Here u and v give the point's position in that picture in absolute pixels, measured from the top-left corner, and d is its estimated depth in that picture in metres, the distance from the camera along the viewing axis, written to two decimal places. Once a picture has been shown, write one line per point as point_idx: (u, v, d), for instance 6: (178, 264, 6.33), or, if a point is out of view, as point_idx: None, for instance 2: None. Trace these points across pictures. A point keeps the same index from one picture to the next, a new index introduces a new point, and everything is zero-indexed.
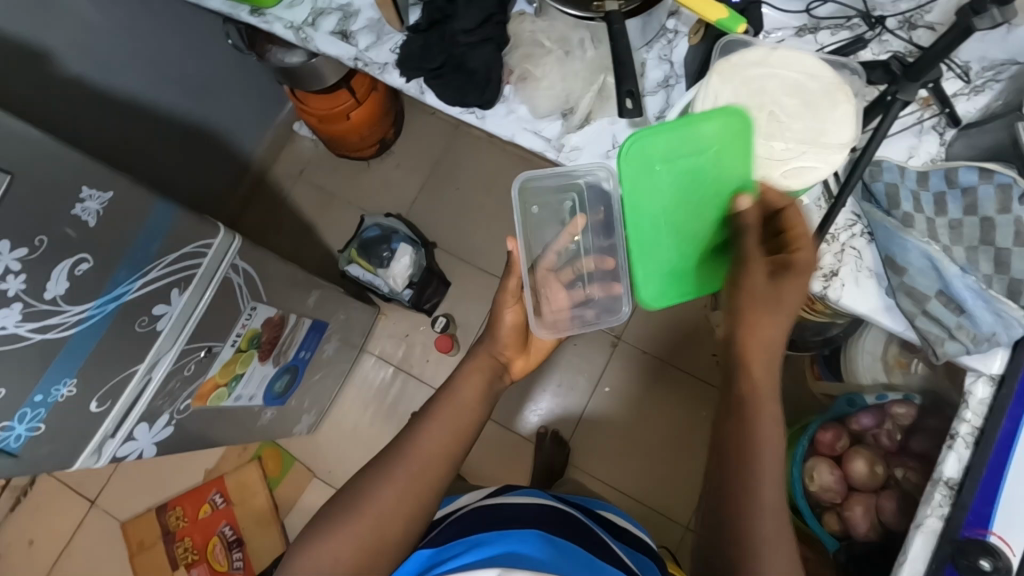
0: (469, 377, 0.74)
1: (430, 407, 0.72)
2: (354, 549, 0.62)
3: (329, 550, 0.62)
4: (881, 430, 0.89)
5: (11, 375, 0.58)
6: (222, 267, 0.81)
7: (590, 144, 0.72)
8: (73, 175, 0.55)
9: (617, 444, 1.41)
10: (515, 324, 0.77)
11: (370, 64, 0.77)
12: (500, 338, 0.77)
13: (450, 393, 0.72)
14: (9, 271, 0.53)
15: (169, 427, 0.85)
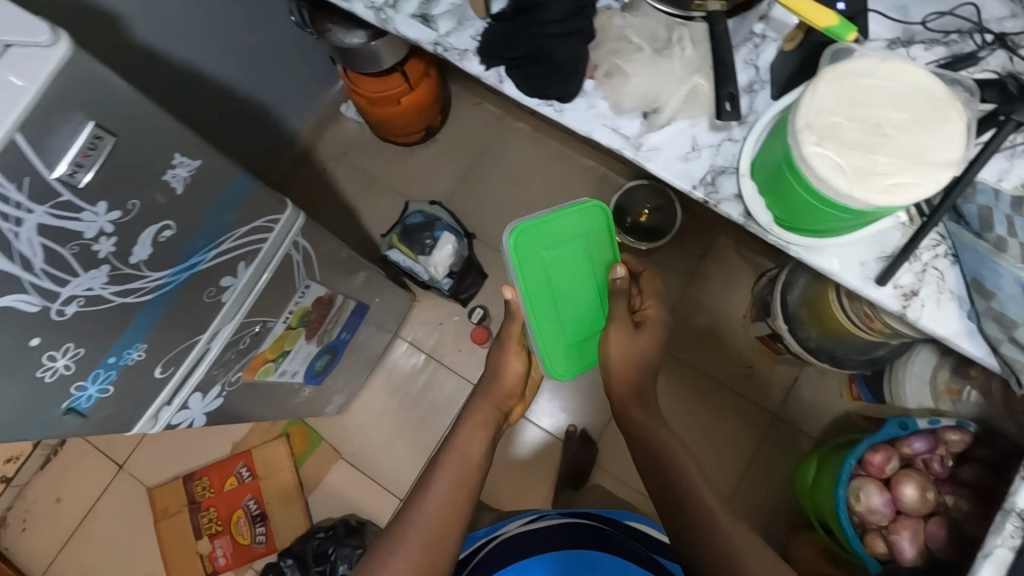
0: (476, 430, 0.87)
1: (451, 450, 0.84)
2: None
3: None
4: (934, 456, 0.87)
5: (92, 337, 0.58)
6: (286, 242, 0.81)
7: (668, 144, 0.70)
8: (171, 142, 0.55)
9: None
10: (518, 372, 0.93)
11: (449, 50, 0.76)
12: (503, 388, 0.93)
13: (469, 437, 0.85)
14: (103, 233, 0.52)
15: (220, 398, 0.86)
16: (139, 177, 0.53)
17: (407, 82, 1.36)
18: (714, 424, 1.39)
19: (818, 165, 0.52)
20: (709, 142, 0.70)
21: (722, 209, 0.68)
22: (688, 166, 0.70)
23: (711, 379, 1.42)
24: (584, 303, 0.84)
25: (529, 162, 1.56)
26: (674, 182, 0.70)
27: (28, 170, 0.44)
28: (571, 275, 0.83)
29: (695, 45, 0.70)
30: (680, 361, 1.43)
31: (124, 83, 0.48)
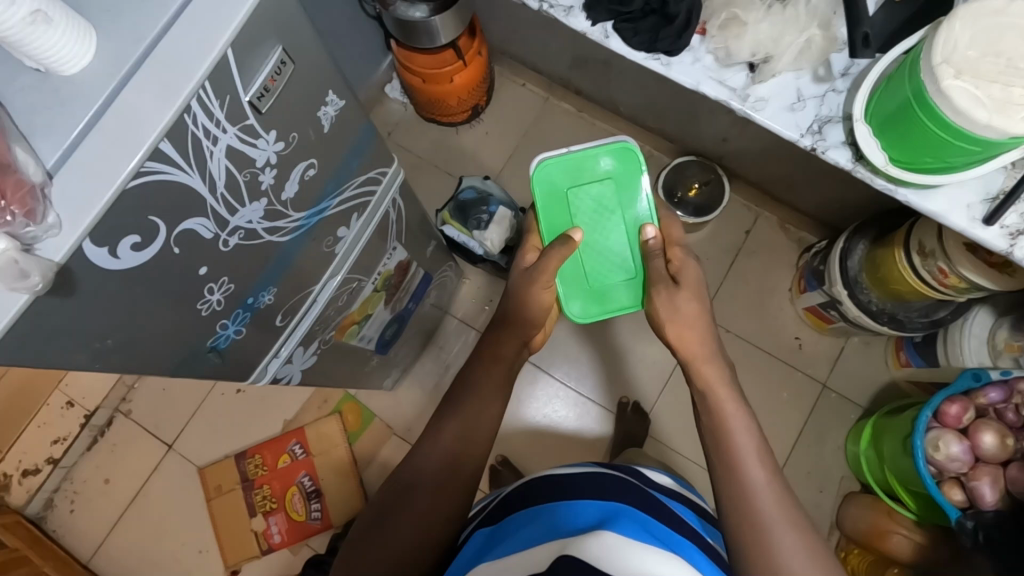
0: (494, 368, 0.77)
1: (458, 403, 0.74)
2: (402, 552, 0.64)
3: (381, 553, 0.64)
4: (1009, 405, 0.91)
5: (241, 273, 0.58)
6: (387, 199, 0.81)
7: (775, 96, 0.73)
8: (327, 81, 0.56)
9: None
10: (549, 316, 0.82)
11: (554, 7, 0.77)
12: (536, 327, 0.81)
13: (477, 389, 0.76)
14: (268, 163, 0.53)
15: (315, 355, 0.87)
16: (302, 111, 0.54)
17: (459, 58, 1.37)
18: (761, 395, 1.43)
19: (957, 99, 0.55)
20: (814, 93, 0.73)
21: (829, 156, 0.71)
22: (795, 115, 0.73)
23: (757, 351, 1.45)
24: (613, 257, 0.83)
25: (575, 141, 1.59)
26: (780, 131, 0.73)
27: (230, 88, 0.45)
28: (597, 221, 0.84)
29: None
30: (728, 334, 1.46)
31: (307, 13, 0.49)
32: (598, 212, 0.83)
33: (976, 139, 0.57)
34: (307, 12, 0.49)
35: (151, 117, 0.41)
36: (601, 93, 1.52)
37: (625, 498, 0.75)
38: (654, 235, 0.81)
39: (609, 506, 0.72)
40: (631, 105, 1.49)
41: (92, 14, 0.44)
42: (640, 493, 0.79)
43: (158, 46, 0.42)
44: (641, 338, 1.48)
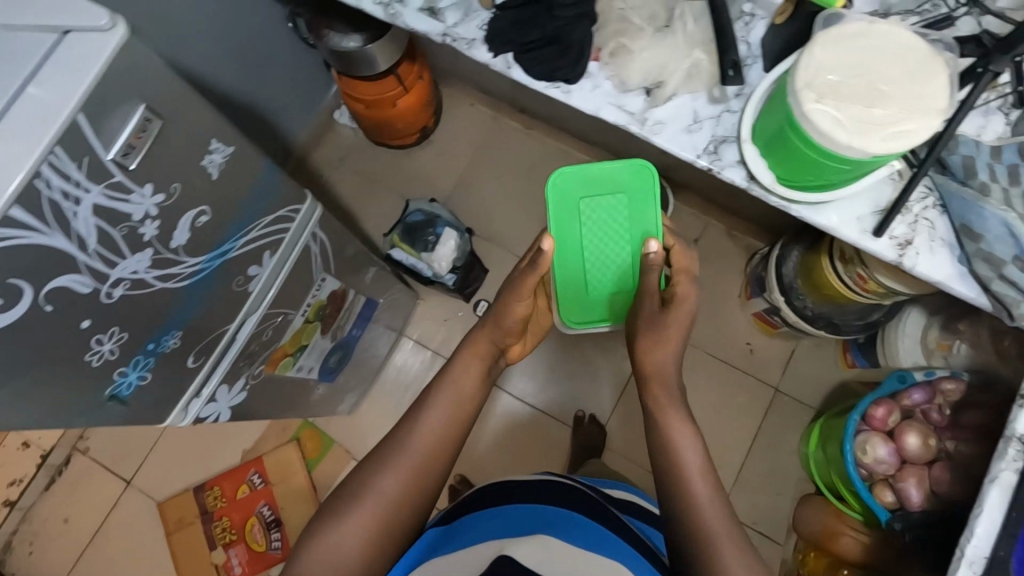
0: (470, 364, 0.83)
1: (433, 395, 0.80)
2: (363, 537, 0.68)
3: (342, 535, 0.68)
4: (932, 405, 0.93)
5: (134, 321, 0.59)
6: (305, 234, 0.83)
7: (673, 118, 0.75)
8: (209, 129, 0.57)
9: None
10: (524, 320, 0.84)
11: (458, 40, 0.79)
12: (505, 328, 0.85)
13: (453, 380, 0.82)
14: (148, 215, 0.54)
15: (244, 391, 0.87)
16: (181, 162, 0.56)
17: (401, 83, 1.39)
18: (714, 400, 1.44)
19: (820, 124, 0.57)
20: (709, 114, 0.75)
21: (725, 175, 0.73)
22: (691, 136, 0.75)
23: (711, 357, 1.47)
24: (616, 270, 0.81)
25: (523, 159, 1.61)
26: (679, 152, 0.75)
27: (87, 150, 0.46)
28: (602, 234, 0.80)
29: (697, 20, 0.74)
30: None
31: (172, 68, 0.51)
32: (608, 226, 0.80)
33: (842, 164, 0.60)
34: (171, 69, 0.50)
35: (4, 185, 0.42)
36: (546, 110, 1.54)
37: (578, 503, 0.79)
38: (656, 250, 0.76)
39: (561, 512, 0.76)
40: (575, 120, 1.51)
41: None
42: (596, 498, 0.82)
43: (11, 115, 0.44)
44: (598, 349, 1.50)
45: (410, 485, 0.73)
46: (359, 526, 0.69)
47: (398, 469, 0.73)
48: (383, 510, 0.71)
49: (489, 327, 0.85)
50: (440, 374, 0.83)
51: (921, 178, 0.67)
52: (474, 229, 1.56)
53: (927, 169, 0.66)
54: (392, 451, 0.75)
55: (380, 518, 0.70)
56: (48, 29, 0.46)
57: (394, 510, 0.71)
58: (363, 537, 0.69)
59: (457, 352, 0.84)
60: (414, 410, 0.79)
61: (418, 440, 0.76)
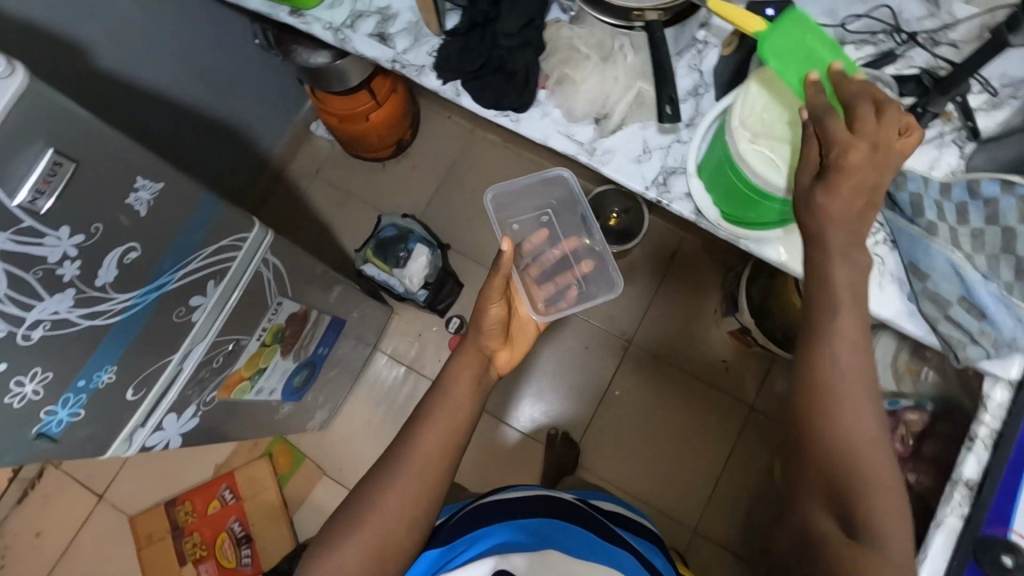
0: (463, 373, 0.79)
1: (426, 408, 0.77)
2: (362, 554, 0.67)
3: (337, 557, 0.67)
4: (895, 436, 0.91)
5: (58, 361, 0.58)
6: (255, 261, 0.82)
7: (622, 148, 0.74)
8: (133, 167, 0.57)
9: (642, 442, 1.43)
10: (499, 318, 0.80)
11: (407, 66, 0.78)
12: (485, 331, 0.81)
13: (445, 389, 0.78)
14: (66, 257, 0.53)
15: (195, 418, 0.86)
16: (101, 201, 0.55)
17: (374, 98, 1.38)
18: (687, 417, 1.43)
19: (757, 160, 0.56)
20: (658, 144, 0.73)
21: (674, 208, 0.71)
22: (641, 167, 0.73)
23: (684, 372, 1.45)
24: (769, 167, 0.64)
25: (500, 172, 1.60)
26: (628, 183, 0.73)
27: None
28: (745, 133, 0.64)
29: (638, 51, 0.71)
30: (653, 356, 1.46)
31: (82, 109, 0.50)
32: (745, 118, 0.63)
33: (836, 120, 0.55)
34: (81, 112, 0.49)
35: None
36: None
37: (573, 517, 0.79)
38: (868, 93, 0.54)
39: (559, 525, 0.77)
40: None
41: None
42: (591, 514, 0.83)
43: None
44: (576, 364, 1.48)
45: (416, 500, 0.71)
46: (364, 543, 0.67)
47: (408, 480, 0.71)
48: (395, 527, 0.69)
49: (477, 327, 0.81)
50: (434, 385, 0.80)
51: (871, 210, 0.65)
52: (450, 244, 1.55)
53: (874, 204, 0.64)
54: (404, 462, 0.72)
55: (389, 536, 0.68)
56: None
57: (402, 527, 0.69)
58: (373, 556, 0.67)
59: (455, 362, 0.80)
60: (426, 418, 0.76)
61: (431, 453, 0.73)
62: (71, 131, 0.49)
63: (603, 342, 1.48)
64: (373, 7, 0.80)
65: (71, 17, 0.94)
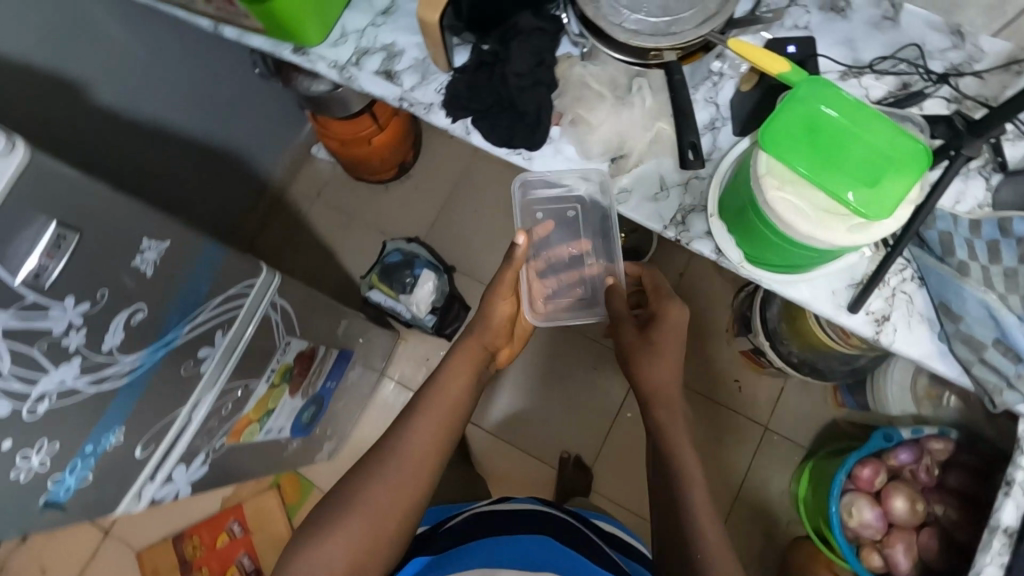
0: (458, 378, 0.77)
1: (420, 402, 0.75)
2: (348, 553, 0.61)
3: (324, 552, 0.61)
4: (919, 465, 0.89)
5: (65, 430, 0.56)
6: (262, 305, 0.79)
7: (638, 186, 0.71)
8: (136, 229, 0.54)
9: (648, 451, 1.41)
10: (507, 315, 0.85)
11: (415, 104, 0.76)
12: (492, 330, 0.84)
13: (442, 384, 0.76)
14: (72, 326, 0.51)
15: (205, 466, 0.84)
16: (106, 267, 0.53)
17: (375, 122, 1.36)
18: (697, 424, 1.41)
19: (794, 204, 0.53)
20: (675, 181, 0.71)
21: (694, 246, 0.70)
22: (658, 206, 0.71)
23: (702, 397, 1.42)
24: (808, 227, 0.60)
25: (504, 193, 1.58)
26: (646, 222, 0.71)
27: None
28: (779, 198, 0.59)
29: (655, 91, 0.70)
30: None
31: (83, 176, 0.48)
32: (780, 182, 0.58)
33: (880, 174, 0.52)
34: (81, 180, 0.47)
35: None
36: None
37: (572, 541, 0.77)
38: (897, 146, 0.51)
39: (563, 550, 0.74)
40: None
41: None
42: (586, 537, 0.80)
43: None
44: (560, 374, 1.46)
45: (401, 504, 0.66)
46: (339, 545, 0.61)
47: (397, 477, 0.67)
48: (382, 528, 0.64)
49: (483, 323, 0.84)
50: (430, 380, 0.78)
51: (899, 252, 0.64)
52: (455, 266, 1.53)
53: (903, 247, 0.62)
54: (387, 461, 0.68)
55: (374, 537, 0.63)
56: None
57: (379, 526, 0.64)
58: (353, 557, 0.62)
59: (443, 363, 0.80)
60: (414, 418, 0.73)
61: (423, 458, 0.70)
62: (72, 200, 0.47)
63: (613, 363, 1.46)
64: (378, 44, 0.78)
65: (66, 56, 0.91)
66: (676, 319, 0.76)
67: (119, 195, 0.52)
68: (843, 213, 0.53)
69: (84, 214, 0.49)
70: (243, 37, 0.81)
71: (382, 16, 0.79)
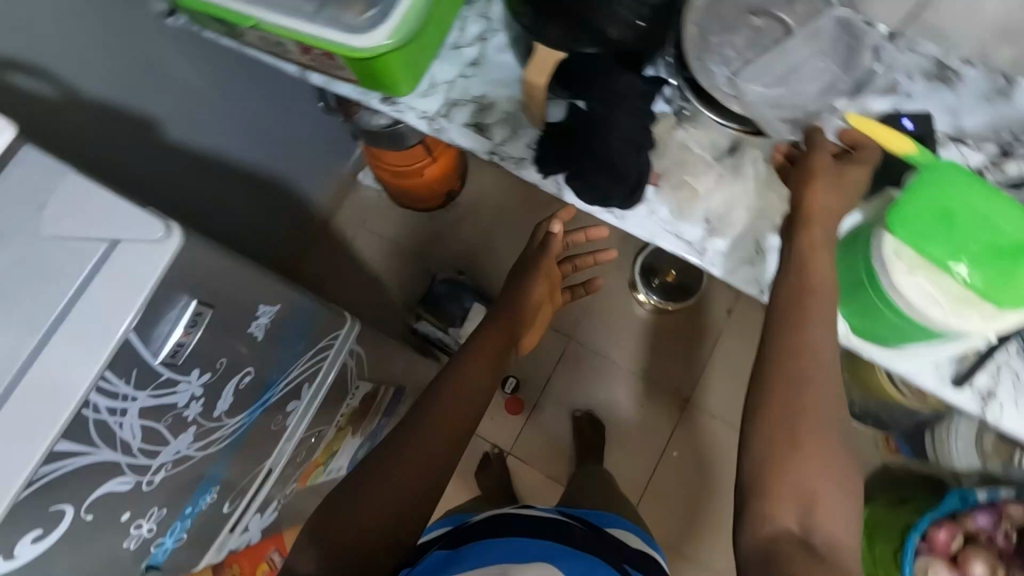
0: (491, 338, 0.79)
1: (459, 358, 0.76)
2: (384, 511, 0.63)
3: (366, 509, 0.63)
4: (998, 530, 0.88)
5: (172, 497, 0.55)
6: (343, 354, 0.79)
7: (734, 249, 0.70)
8: (253, 298, 0.54)
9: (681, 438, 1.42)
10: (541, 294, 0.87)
11: (506, 159, 0.76)
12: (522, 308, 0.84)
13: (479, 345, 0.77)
14: (193, 397, 0.51)
15: (276, 511, 0.83)
16: (226, 338, 0.52)
17: (430, 153, 1.36)
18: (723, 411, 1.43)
19: (923, 286, 0.53)
20: (774, 242, 0.69)
21: None
22: (756, 269, 0.70)
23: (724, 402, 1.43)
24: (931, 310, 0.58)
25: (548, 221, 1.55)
26: (741, 286, 0.70)
27: (136, 362, 0.43)
28: None
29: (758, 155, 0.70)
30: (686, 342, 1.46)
31: (213, 252, 0.47)
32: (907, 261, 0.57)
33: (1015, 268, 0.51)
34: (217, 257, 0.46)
35: (48, 417, 0.39)
36: None
37: (582, 546, 0.73)
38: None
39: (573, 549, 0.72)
40: None
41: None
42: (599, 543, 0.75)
43: (55, 339, 0.40)
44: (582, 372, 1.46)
45: (390, 513, 0.63)
46: (379, 509, 0.63)
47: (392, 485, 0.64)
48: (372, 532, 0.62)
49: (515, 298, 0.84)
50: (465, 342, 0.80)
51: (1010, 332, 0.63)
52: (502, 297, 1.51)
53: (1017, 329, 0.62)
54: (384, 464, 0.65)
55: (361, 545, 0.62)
56: (89, 238, 0.41)
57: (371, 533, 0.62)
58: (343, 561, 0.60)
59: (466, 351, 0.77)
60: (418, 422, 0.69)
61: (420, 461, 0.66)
62: (207, 279, 0.47)
63: (659, 399, 1.44)
64: (468, 96, 0.78)
65: (141, 94, 0.91)
66: (864, 175, 0.58)
67: (243, 268, 0.51)
68: (978, 301, 0.52)
69: (217, 289, 0.48)
70: (331, 84, 0.81)
71: (472, 67, 0.79)
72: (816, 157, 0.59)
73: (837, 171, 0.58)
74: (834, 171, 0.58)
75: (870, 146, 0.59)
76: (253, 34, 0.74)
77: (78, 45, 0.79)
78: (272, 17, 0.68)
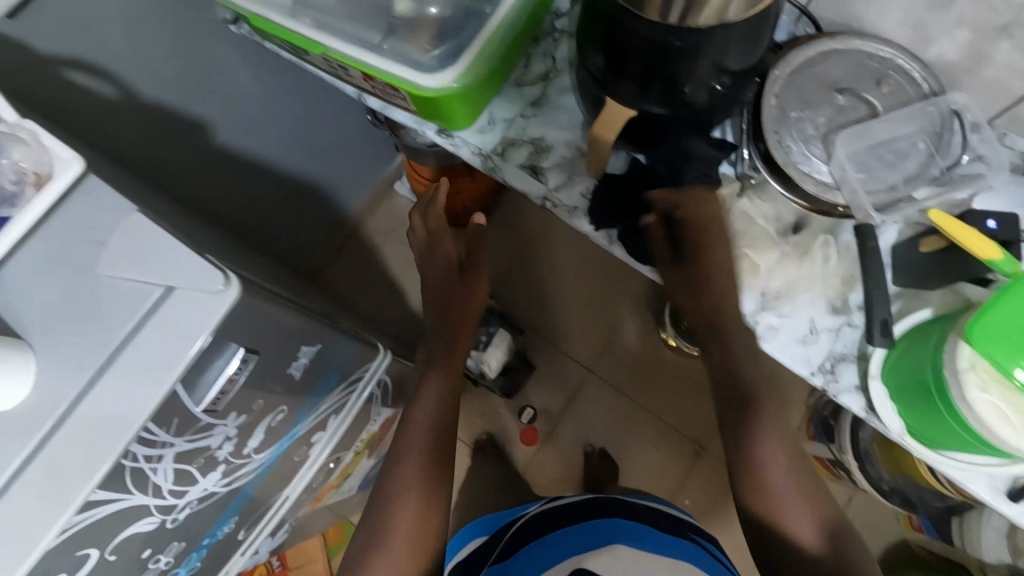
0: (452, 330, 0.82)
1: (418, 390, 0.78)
2: (407, 538, 0.69)
3: (392, 550, 0.68)
4: None
5: (191, 532, 0.54)
6: (370, 385, 0.77)
7: (788, 326, 0.67)
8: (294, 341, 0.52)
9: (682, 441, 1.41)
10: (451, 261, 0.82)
11: (559, 205, 0.74)
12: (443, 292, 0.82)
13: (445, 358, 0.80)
14: (227, 437, 0.50)
15: (286, 533, 0.82)
16: (263, 381, 0.50)
17: (470, 173, 1.34)
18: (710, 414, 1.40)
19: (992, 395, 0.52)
20: (827, 324, 0.66)
21: (841, 400, 0.66)
22: (807, 349, 0.66)
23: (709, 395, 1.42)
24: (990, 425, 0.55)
25: (579, 249, 1.49)
26: (790, 365, 0.68)
27: (178, 410, 0.41)
28: None
29: (822, 232, 0.67)
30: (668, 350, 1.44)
31: (261, 299, 0.46)
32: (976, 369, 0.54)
33: None
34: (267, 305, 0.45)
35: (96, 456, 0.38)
36: None
37: (631, 518, 0.92)
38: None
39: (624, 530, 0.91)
40: None
41: (36, 314, 0.40)
42: (646, 532, 0.89)
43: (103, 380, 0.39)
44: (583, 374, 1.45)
45: (428, 512, 0.70)
46: (409, 544, 0.68)
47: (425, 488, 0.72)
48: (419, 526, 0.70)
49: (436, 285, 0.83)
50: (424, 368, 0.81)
51: None
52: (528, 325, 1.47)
53: None
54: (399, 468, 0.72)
55: (419, 542, 0.69)
56: (142, 281, 0.40)
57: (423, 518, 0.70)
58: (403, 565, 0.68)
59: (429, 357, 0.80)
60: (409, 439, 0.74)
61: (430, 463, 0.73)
62: (253, 326, 0.45)
63: (676, 444, 1.41)
64: (526, 136, 0.77)
65: (194, 97, 0.90)
66: (732, 272, 0.67)
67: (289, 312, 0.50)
68: None
69: (261, 335, 0.47)
70: (387, 109, 0.80)
71: (533, 108, 0.78)
72: (659, 261, 0.70)
73: (680, 277, 0.70)
74: (679, 279, 0.70)
75: (715, 245, 0.67)
76: (319, 57, 0.74)
77: (140, 47, 0.78)
78: (341, 46, 0.68)
